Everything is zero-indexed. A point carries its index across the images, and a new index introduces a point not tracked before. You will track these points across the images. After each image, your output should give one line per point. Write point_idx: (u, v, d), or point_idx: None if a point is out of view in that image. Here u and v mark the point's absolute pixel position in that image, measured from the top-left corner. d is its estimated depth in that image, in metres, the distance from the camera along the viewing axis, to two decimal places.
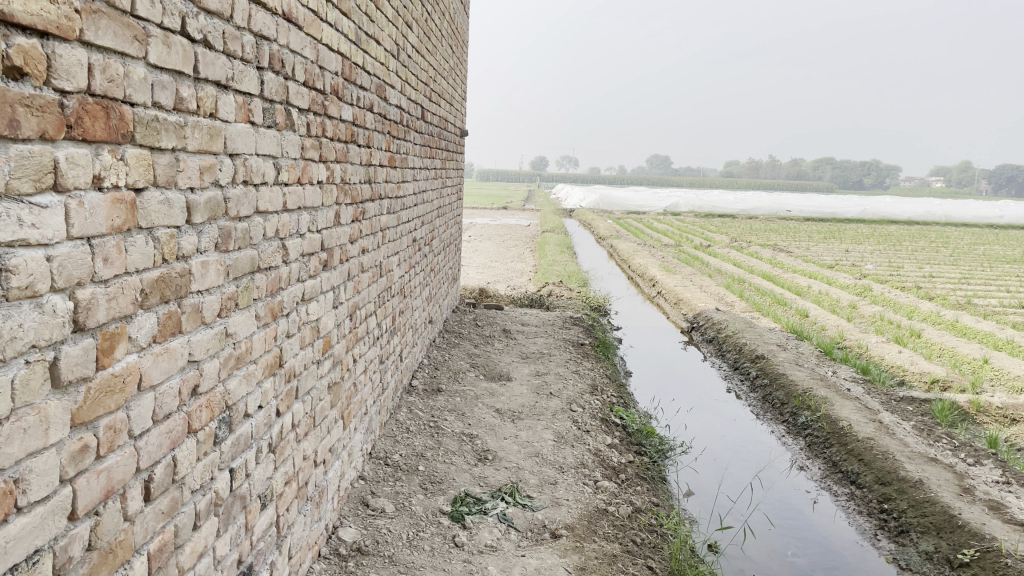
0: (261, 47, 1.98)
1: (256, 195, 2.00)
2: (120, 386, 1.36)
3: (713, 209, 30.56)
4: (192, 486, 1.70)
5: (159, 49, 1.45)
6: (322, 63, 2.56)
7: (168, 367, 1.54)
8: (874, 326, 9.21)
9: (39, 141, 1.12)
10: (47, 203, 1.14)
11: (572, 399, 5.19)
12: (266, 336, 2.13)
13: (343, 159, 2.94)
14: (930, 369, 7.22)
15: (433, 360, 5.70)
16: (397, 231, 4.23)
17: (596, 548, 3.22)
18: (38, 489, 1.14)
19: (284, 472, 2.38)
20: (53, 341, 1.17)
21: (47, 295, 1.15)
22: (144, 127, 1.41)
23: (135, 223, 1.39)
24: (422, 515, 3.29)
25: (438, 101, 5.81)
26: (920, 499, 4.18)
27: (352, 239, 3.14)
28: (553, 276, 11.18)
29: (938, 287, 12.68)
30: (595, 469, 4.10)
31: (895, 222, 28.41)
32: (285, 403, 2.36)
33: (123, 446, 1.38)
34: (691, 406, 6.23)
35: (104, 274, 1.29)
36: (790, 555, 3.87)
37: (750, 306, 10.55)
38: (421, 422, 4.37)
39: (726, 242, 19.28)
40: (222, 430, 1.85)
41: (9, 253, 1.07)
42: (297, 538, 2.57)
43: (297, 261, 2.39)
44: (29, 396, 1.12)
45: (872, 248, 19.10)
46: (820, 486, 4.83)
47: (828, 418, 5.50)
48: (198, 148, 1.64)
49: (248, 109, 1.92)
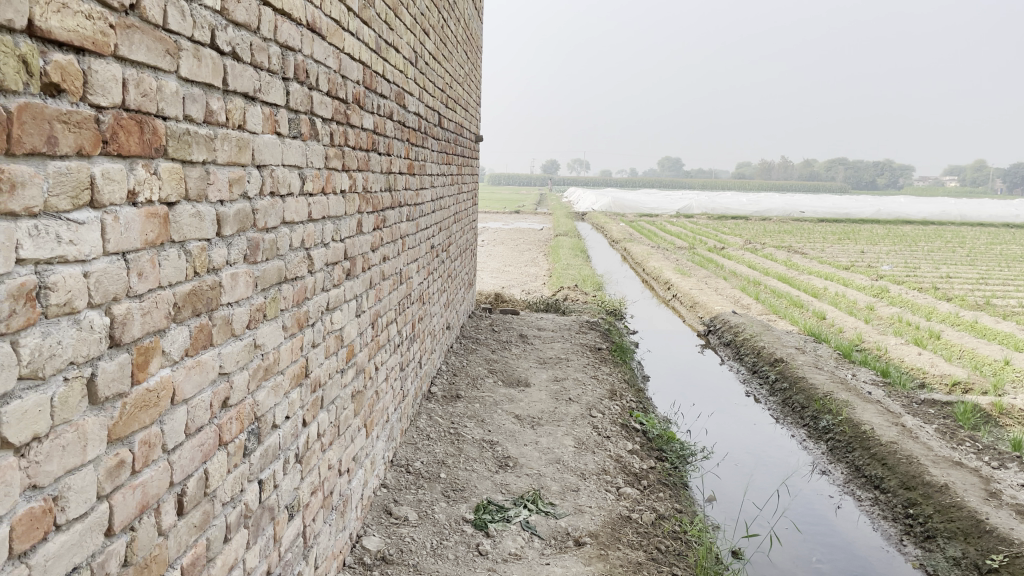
0: (286, 58, 1.99)
1: (283, 206, 2.00)
2: (154, 401, 1.36)
3: (727, 211, 30.42)
4: (223, 498, 1.69)
5: (190, 63, 1.45)
6: (344, 73, 2.56)
7: (200, 380, 1.54)
8: (893, 328, 9.13)
9: (76, 157, 1.12)
10: (83, 219, 1.13)
11: (592, 404, 5.17)
12: (293, 346, 2.13)
13: (365, 168, 2.94)
14: (951, 371, 7.14)
15: (452, 366, 5.69)
16: (416, 238, 4.24)
17: (620, 556, 3.20)
18: (76, 507, 1.14)
19: (310, 481, 2.38)
20: (90, 357, 1.16)
21: (84, 311, 1.15)
22: (176, 140, 1.41)
23: (167, 237, 1.39)
24: (445, 523, 3.28)
25: (454, 107, 5.81)
26: (947, 504, 4.13)
27: (374, 247, 3.14)
28: (568, 279, 11.16)
29: (956, 287, 12.55)
30: (617, 476, 4.07)
31: (910, 222, 28.20)
32: (311, 412, 2.35)
33: (157, 461, 1.38)
34: (711, 411, 6.19)
35: (139, 288, 1.29)
36: (815, 562, 3.83)
37: (767, 308, 10.48)
38: (442, 429, 4.36)
39: (740, 245, 19.18)
40: (251, 442, 1.85)
41: (48, 270, 1.06)
42: (323, 548, 2.57)
43: (322, 271, 2.39)
44: (67, 413, 1.11)
45: (888, 248, 18.95)
46: (843, 491, 4.78)
47: (850, 422, 5.45)
48: (227, 161, 1.64)
49: (274, 121, 1.93)
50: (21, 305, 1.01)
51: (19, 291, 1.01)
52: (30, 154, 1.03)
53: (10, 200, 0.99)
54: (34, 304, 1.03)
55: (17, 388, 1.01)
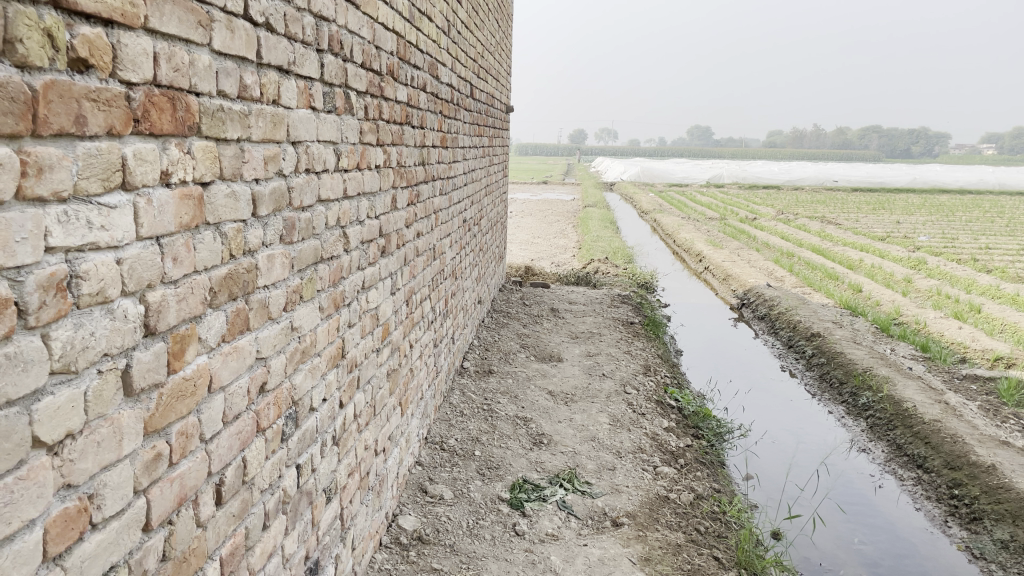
0: (321, 29, 1.90)
1: (318, 183, 1.93)
2: (191, 389, 1.31)
3: (757, 180, 29.91)
4: (262, 485, 1.65)
5: (223, 35, 1.38)
6: (378, 43, 2.47)
7: (237, 366, 1.49)
8: (932, 301, 8.91)
9: (107, 137, 1.06)
10: (115, 203, 1.07)
11: (626, 380, 5.09)
12: (329, 328, 2.08)
13: (399, 142, 2.87)
14: (993, 346, 6.93)
15: (483, 341, 5.64)
16: (449, 212, 4.15)
17: (660, 538, 3.14)
18: (113, 504, 1.10)
19: (347, 464, 2.34)
20: (125, 347, 1.11)
21: (117, 300, 1.09)
22: (209, 117, 1.34)
23: (202, 219, 1.32)
24: (481, 503, 3.24)
25: (485, 77, 5.66)
26: (994, 485, 4.01)
27: (407, 222, 3.07)
28: (599, 252, 11.02)
29: (997, 259, 12.20)
30: (654, 454, 4.00)
31: (948, 191, 27.51)
32: (348, 393, 2.31)
33: (195, 452, 1.33)
34: (749, 388, 6.08)
35: (174, 274, 1.23)
36: (857, 543, 3.74)
37: (802, 280, 10.27)
38: (475, 405, 4.32)
39: (772, 215, 18.82)
40: (289, 426, 1.80)
41: (79, 259, 1.01)
42: (360, 530, 2.54)
43: (357, 249, 2.33)
44: (101, 408, 1.06)
45: (927, 218, 18.46)
46: (884, 470, 4.67)
47: (891, 398, 5.31)
48: (262, 137, 1.57)
49: (309, 94, 1.85)
50: (51, 296, 0.95)
51: (48, 281, 0.95)
52: (58, 135, 0.96)
53: (37, 184, 0.93)
54: (65, 294, 0.98)
55: (49, 384, 0.96)
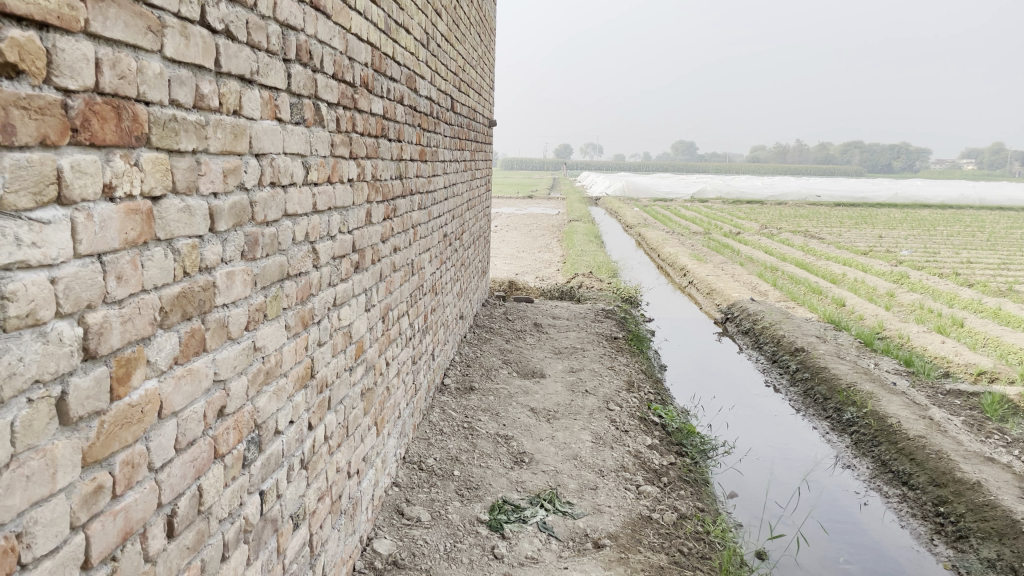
0: (287, 38, 1.84)
1: (284, 197, 1.86)
2: (138, 416, 1.23)
3: (742, 194, 30.09)
4: (220, 515, 1.57)
5: (176, 41, 1.31)
6: (351, 54, 2.41)
7: (191, 391, 1.41)
8: (915, 315, 8.92)
9: (40, 148, 0.99)
10: (49, 218, 1.01)
11: (609, 397, 5.03)
12: (297, 347, 2.00)
13: (374, 155, 2.81)
14: (976, 360, 6.93)
15: (465, 357, 5.57)
16: (428, 226, 4.08)
17: (642, 560, 3.07)
18: (45, 542, 1.02)
19: (316, 487, 2.25)
20: (60, 373, 1.04)
21: (51, 322, 1.02)
22: (161, 127, 1.27)
23: (152, 235, 1.25)
24: (459, 525, 3.16)
25: (467, 91, 5.61)
26: (980, 503, 3.96)
27: (383, 237, 3.00)
28: (582, 266, 10.99)
29: (978, 273, 12.27)
30: (636, 473, 3.94)
31: (929, 205, 27.76)
32: (318, 414, 2.23)
33: (142, 482, 1.26)
34: (732, 403, 6.03)
35: (117, 293, 1.16)
36: (843, 562, 3.69)
37: (786, 294, 10.26)
38: (455, 423, 4.24)
39: (758, 229, 18.92)
40: (252, 451, 1.72)
41: (6, 278, 0.94)
42: (332, 555, 2.45)
43: (328, 265, 2.25)
44: (32, 438, 0.99)
45: (909, 233, 18.55)
46: (869, 487, 4.63)
47: (875, 414, 5.28)
48: (221, 149, 1.50)
49: (274, 105, 1.78)
50: None
51: None
52: None
53: None
54: None
55: None
